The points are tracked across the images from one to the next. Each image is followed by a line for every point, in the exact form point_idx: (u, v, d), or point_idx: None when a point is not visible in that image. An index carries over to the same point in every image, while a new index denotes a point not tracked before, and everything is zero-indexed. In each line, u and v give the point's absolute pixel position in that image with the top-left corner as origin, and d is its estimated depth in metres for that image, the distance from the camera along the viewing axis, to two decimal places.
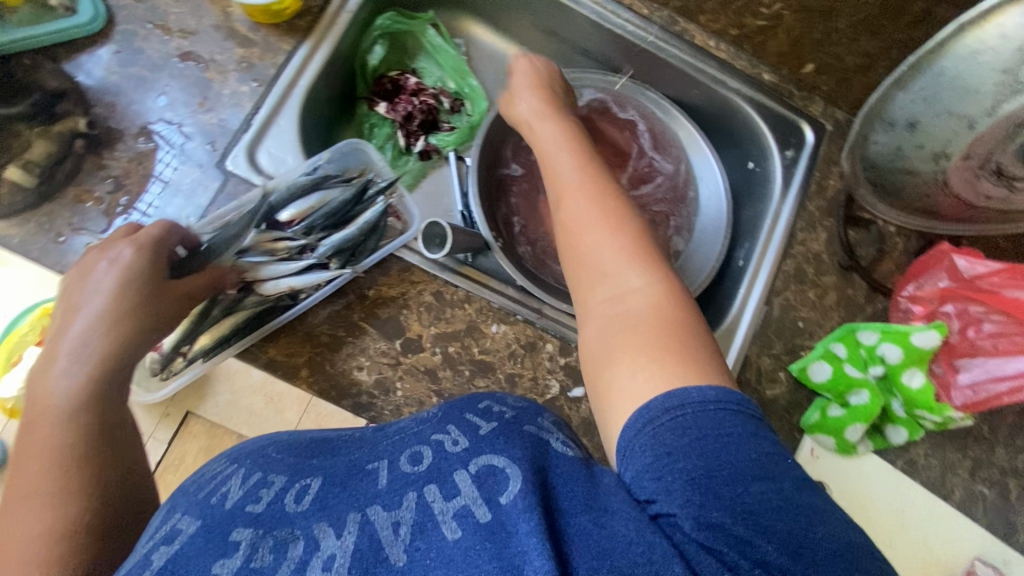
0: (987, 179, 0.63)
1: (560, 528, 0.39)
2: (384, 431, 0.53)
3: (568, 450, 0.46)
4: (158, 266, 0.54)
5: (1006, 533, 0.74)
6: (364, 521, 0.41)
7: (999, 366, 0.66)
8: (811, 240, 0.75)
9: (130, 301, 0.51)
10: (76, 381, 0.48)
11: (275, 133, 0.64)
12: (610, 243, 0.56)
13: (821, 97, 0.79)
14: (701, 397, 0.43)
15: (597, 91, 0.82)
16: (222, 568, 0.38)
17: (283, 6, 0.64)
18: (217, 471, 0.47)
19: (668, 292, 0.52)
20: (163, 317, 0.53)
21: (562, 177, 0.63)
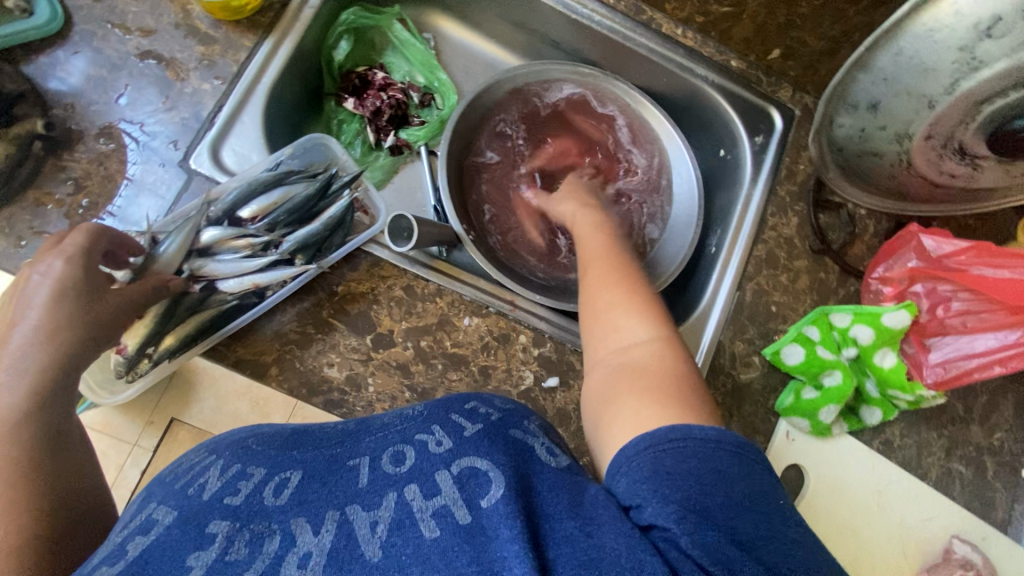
0: (951, 158, 0.64)
1: (543, 534, 0.40)
2: (365, 425, 0.53)
3: (552, 458, 0.47)
4: (92, 275, 0.53)
5: (982, 509, 0.75)
6: (342, 520, 0.42)
7: (968, 343, 0.67)
8: (782, 225, 0.76)
9: (66, 311, 0.50)
10: (19, 394, 0.46)
11: (240, 130, 0.64)
12: (625, 303, 0.56)
13: (789, 82, 0.79)
14: (704, 436, 0.43)
15: (575, 85, 0.82)
16: (197, 561, 0.39)
17: (243, 2, 0.63)
18: (195, 462, 0.48)
19: (671, 350, 0.52)
20: (100, 323, 0.52)
21: (586, 252, 0.66)
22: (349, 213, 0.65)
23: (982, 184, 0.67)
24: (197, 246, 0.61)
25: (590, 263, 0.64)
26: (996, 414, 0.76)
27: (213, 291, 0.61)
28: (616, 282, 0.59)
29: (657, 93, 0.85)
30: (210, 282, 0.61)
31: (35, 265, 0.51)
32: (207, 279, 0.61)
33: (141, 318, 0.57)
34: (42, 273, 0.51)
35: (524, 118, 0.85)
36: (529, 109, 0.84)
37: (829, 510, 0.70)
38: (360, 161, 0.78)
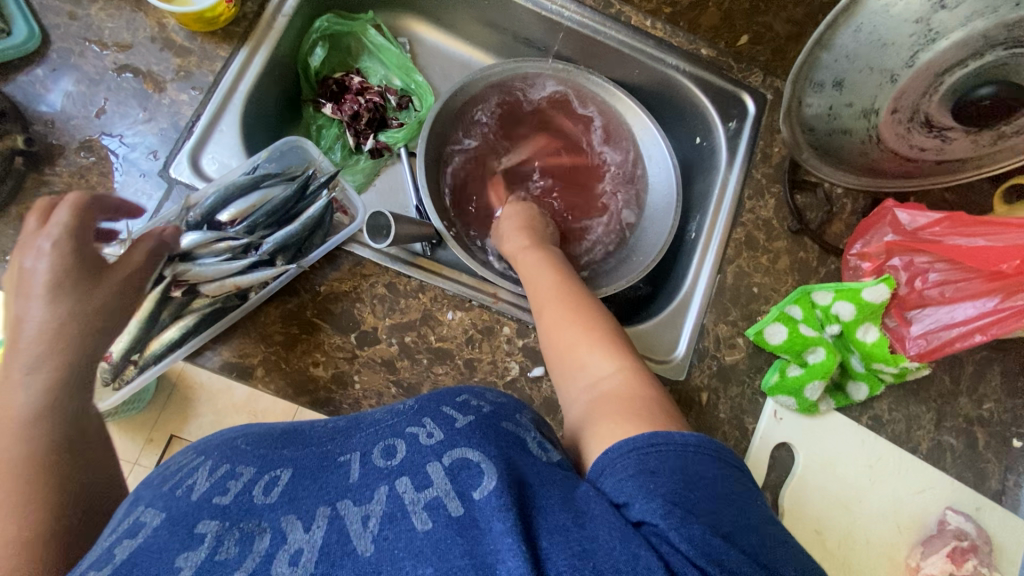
0: (919, 131, 0.64)
1: (535, 527, 0.39)
2: (358, 422, 0.53)
3: (543, 453, 0.47)
4: (85, 259, 0.51)
5: (975, 480, 0.75)
6: (333, 516, 0.41)
7: (949, 313, 0.67)
8: (760, 208, 0.77)
9: (70, 302, 0.49)
10: (35, 392, 0.47)
11: (218, 138, 0.65)
12: (587, 338, 0.58)
13: (760, 68, 0.80)
14: (684, 440, 0.44)
15: (556, 82, 0.83)
16: (186, 562, 0.38)
17: (216, 13, 0.65)
18: (184, 463, 0.47)
19: (637, 376, 0.53)
20: (106, 312, 0.51)
21: (537, 290, 0.65)
22: (327, 214, 0.66)
23: (952, 156, 0.68)
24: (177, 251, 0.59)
25: (545, 300, 0.63)
26: (983, 384, 0.77)
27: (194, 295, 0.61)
28: (574, 318, 0.60)
29: (631, 85, 0.86)
30: (192, 286, 0.60)
31: (25, 253, 0.50)
32: (189, 283, 0.60)
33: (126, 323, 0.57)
34: (34, 260, 0.50)
35: (502, 109, 0.85)
36: (511, 100, 0.84)
37: (821, 488, 0.70)
38: (341, 165, 0.80)
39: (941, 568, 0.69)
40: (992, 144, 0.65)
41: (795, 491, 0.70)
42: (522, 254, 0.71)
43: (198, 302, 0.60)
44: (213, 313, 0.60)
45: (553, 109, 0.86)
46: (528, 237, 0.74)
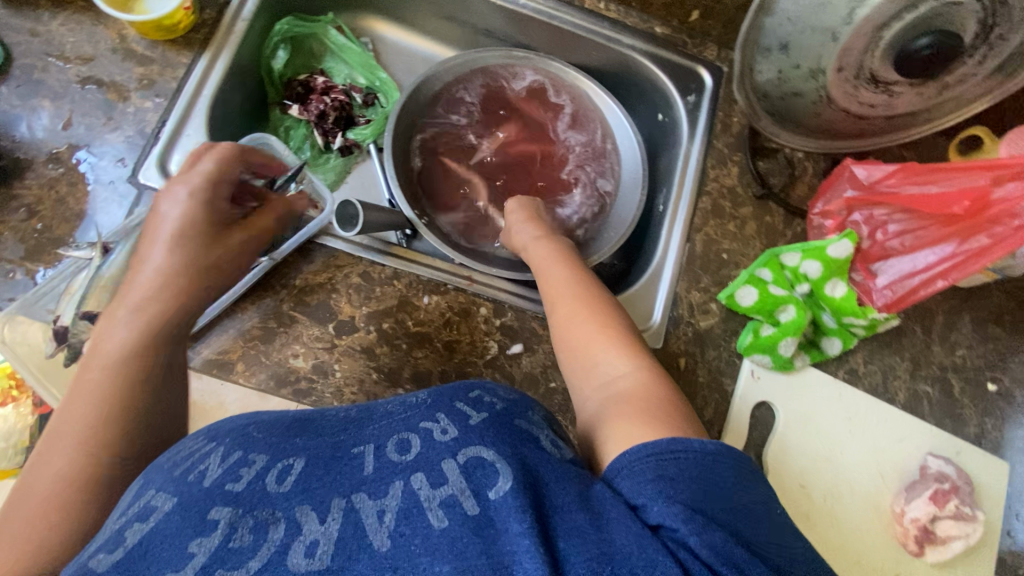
0: (867, 88, 0.67)
1: (551, 526, 0.40)
2: (369, 412, 0.52)
3: (554, 450, 0.47)
4: (210, 216, 0.56)
5: (954, 426, 0.76)
6: (348, 509, 0.41)
7: (911, 262, 0.69)
8: (724, 176, 0.79)
9: (185, 255, 0.54)
10: (133, 331, 0.52)
11: (184, 143, 0.66)
12: (602, 337, 0.58)
13: (714, 42, 0.83)
14: (702, 448, 0.43)
15: (535, 72, 0.85)
16: (199, 548, 0.38)
17: (175, 20, 0.66)
18: (195, 449, 0.47)
19: (652, 376, 0.54)
20: (215, 270, 0.56)
21: (551, 286, 0.64)
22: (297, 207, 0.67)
23: (902, 110, 0.71)
24: None
25: (561, 295, 0.63)
26: (955, 332, 0.78)
27: None
28: (589, 314, 0.60)
29: (591, 68, 0.88)
30: None
31: (164, 196, 0.55)
32: None
33: None
34: (168, 206, 0.55)
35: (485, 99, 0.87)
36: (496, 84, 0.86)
37: (802, 442, 0.72)
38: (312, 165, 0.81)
39: (925, 511, 0.70)
40: (937, 95, 0.69)
41: (778, 447, 0.71)
42: (536, 250, 0.70)
43: None
44: None
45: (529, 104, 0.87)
46: (538, 229, 0.73)
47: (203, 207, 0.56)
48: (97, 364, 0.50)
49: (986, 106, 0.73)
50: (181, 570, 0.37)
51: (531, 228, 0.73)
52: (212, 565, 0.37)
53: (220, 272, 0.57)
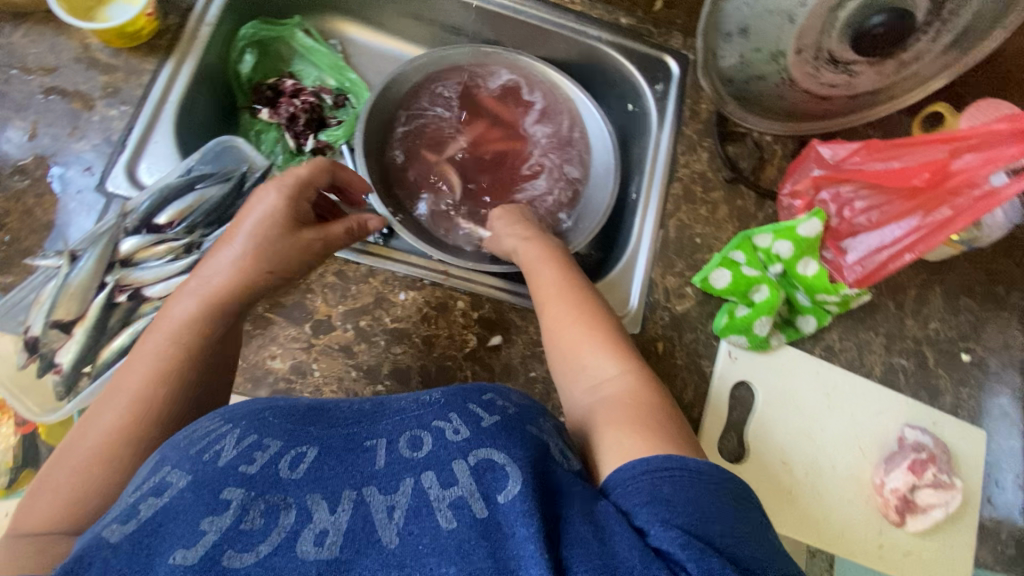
0: (827, 68, 0.68)
1: (559, 536, 0.39)
2: (383, 407, 0.51)
3: (562, 460, 0.46)
4: (294, 215, 0.60)
5: (930, 397, 0.78)
6: (358, 500, 0.40)
7: (879, 237, 0.70)
8: (694, 162, 0.79)
9: (262, 244, 0.58)
10: (195, 307, 0.55)
11: (153, 149, 0.66)
12: (591, 340, 0.58)
13: (679, 31, 0.84)
14: (696, 467, 0.43)
15: (511, 71, 0.86)
16: (211, 526, 0.37)
17: (138, 27, 0.66)
18: (211, 429, 0.45)
19: (641, 380, 0.55)
20: (281, 263, 0.58)
21: (542, 288, 0.64)
22: None
23: (863, 90, 0.72)
24: (118, 257, 0.62)
25: (552, 298, 0.63)
26: (927, 305, 0.79)
27: (139, 301, 0.61)
28: (580, 318, 0.60)
29: (560, 62, 0.89)
30: (136, 291, 0.61)
31: (259, 192, 0.60)
32: (133, 287, 0.61)
33: (72, 333, 0.59)
34: (259, 200, 0.60)
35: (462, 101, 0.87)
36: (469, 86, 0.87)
37: (782, 419, 0.73)
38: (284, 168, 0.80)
39: (904, 481, 0.72)
40: (895, 74, 0.70)
41: (758, 425, 0.73)
42: (529, 250, 0.69)
43: (145, 307, 0.61)
44: None
45: (501, 105, 0.88)
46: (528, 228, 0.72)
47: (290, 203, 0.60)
48: (164, 329, 0.54)
49: (944, 83, 0.75)
50: (192, 548, 0.35)
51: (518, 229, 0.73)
52: (222, 547, 0.36)
53: (286, 262, 0.59)
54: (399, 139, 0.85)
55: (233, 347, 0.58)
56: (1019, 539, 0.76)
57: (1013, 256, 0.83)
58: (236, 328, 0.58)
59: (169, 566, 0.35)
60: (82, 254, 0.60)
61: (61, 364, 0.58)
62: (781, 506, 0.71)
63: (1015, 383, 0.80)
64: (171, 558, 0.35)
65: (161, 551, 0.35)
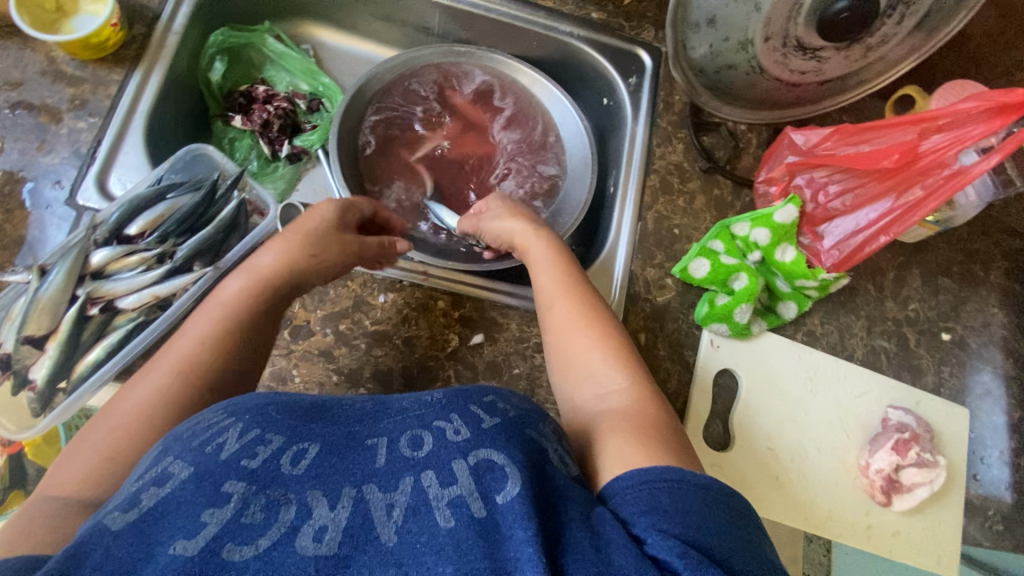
0: (795, 55, 0.69)
1: (558, 539, 0.37)
2: (385, 406, 0.50)
3: (560, 466, 0.44)
4: (341, 220, 0.66)
5: (912, 377, 0.78)
6: (358, 498, 0.39)
7: (854, 220, 0.71)
8: (670, 153, 0.80)
9: (308, 236, 0.63)
10: (237, 291, 0.58)
11: (123, 160, 0.66)
12: (600, 349, 0.58)
13: (650, 24, 0.84)
14: (695, 480, 0.42)
15: (485, 73, 0.86)
16: (212, 518, 0.36)
17: (103, 38, 0.65)
18: (213, 422, 0.45)
19: (647, 394, 0.54)
20: (325, 253, 0.63)
21: (546, 290, 0.64)
22: (241, 215, 0.68)
23: (832, 75, 0.73)
24: (89, 269, 0.61)
25: (557, 301, 0.62)
26: (906, 286, 0.80)
27: (113, 313, 0.60)
28: (585, 324, 0.59)
29: (534, 58, 0.89)
30: (109, 303, 0.60)
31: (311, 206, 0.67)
32: (105, 300, 0.60)
33: (44, 349, 0.57)
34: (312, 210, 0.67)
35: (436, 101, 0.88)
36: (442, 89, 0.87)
37: (766, 406, 0.74)
38: (260, 174, 0.80)
39: (888, 461, 0.72)
40: (863, 58, 0.71)
41: (742, 413, 0.73)
42: (537, 252, 0.67)
43: (119, 320, 0.60)
44: (137, 327, 0.60)
45: (474, 111, 0.89)
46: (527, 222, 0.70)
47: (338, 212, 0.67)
48: (210, 309, 0.57)
49: (911, 66, 0.76)
50: (193, 539, 0.35)
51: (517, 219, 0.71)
52: (222, 540, 0.35)
53: (326, 252, 0.63)
54: (371, 126, 0.84)
55: (265, 345, 0.59)
56: (1006, 515, 0.77)
57: (989, 235, 0.84)
58: (272, 324, 0.60)
59: (169, 556, 0.34)
60: (52, 267, 0.59)
61: (36, 381, 0.57)
62: (768, 492, 0.71)
63: (996, 360, 0.81)
64: (171, 548, 0.34)
65: (162, 540, 0.35)
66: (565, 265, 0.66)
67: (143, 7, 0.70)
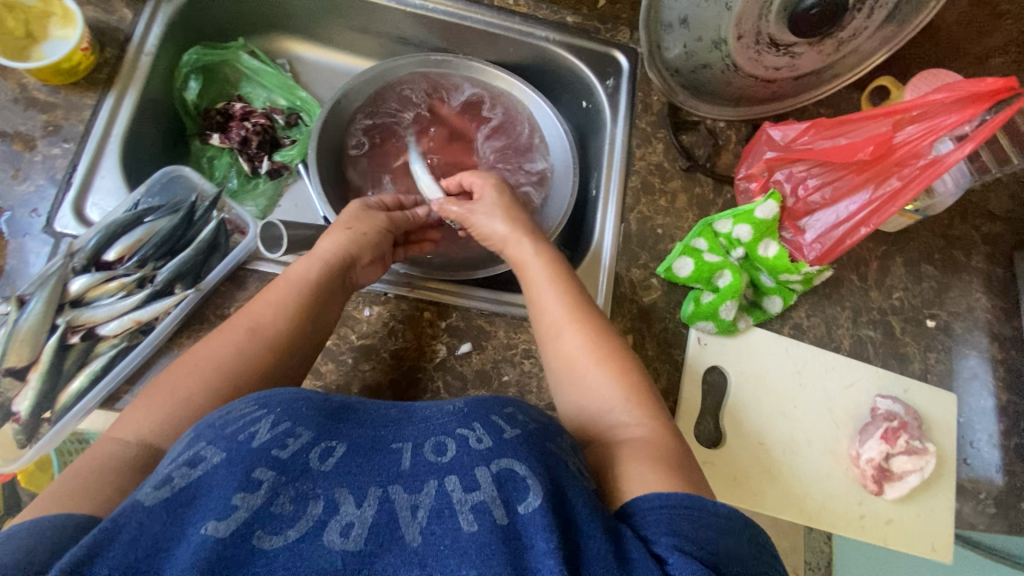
0: (768, 52, 0.70)
1: (576, 552, 0.37)
2: (409, 413, 0.50)
3: (580, 478, 0.44)
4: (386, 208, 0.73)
5: (900, 366, 0.79)
6: (384, 498, 0.38)
7: (834, 213, 0.71)
8: (650, 153, 0.80)
9: (358, 218, 0.67)
10: (305, 269, 0.61)
11: (99, 184, 0.65)
12: (614, 383, 0.56)
13: (625, 25, 0.85)
14: (716, 510, 0.42)
15: (473, 85, 0.86)
16: (243, 502, 0.36)
17: (74, 63, 0.65)
18: (245, 412, 0.44)
19: (664, 430, 0.53)
20: (374, 228, 0.67)
21: (550, 319, 0.61)
22: (221, 235, 0.66)
23: (807, 70, 0.74)
24: (67, 297, 0.61)
25: (565, 329, 0.60)
26: (890, 275, 0.80)
27: (95, 340, 0.60)
28: (595, 352, 0.58)
29: (511, 64, 0.89)
30: (90, 330, 0.60)
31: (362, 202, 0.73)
32: (86, 327, 0.60)
33: (27, 380, 0.57)
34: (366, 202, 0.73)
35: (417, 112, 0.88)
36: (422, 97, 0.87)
37: (755, 401, 0.74)
38: (240, 192, 0.80)
39: (878, 450, 0.73)
40: (836, 52, 0.72)
41: (732, 407, 0.74)
42: (536, 273, 0.64)
43: (102, 346, 0.60)
44: (120, 353, 0.59)
45: (464, 122, 0.89)
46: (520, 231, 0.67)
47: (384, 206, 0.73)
48: (275, 292, 0.59)
49: (885, 57, 0.77)
50: (224, 521, 0.34)
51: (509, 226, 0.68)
52: (253, 526, 0.35)
53: (374, 231, 0.67)
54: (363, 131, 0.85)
55: (320, 335, 0.60)
56: (998, 497, 0.77)
57: (969, 220, 0.84)
58: (327, 309, 0.61)
59: (201, 536, 0.34)
60: (30, 298, 0.59)
61: (19, 412, 0.57)
62: (761, 485, 0.72)
63: (982, 345, 0.81)
64: (204, 528, 0.34)
65: (194, 521, 0.35)
66: (566, 284, 0.63)
67: (114, 29, 0.70)
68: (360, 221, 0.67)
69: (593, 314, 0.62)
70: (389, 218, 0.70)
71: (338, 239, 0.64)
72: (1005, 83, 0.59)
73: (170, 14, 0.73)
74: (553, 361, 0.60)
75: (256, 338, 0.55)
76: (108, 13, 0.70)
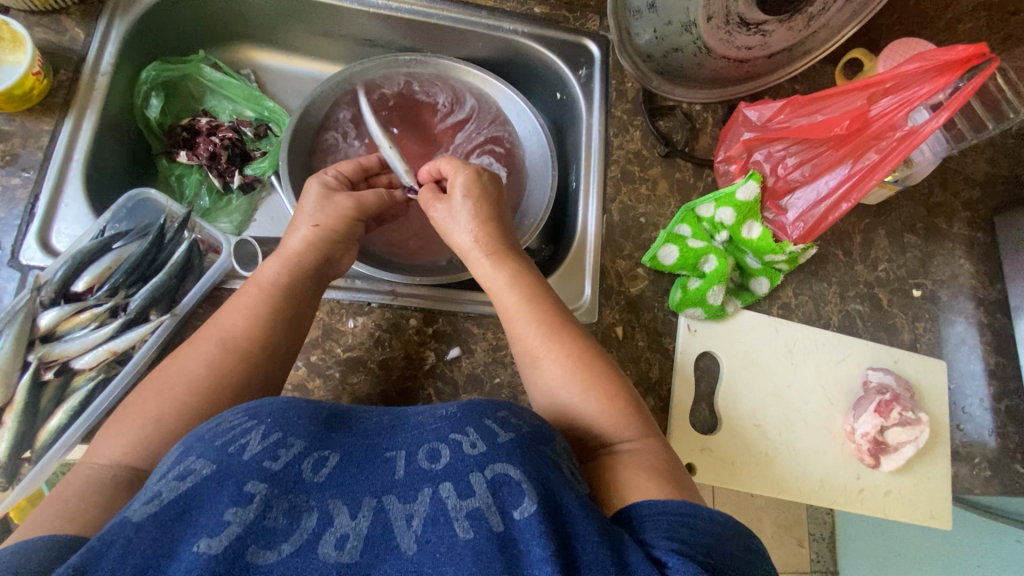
0: (739, 32, 0.70)
1: (574, 558, 0.35)
2: (403, 420, 0.47)
3: (575, 483, 0.42)
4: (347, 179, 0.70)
5: (889, 336, 0.79)
6: (378, 508, 0.37)
7: (815, 190, 0.70)
8: (627, 141, 0.79)
9: (335, 208, 0.64)
10: (277, 269, 0.59)
11: (64, 212, 0.63)
12: (605, 410, 0.54)
13: (594, 13, 0.83)
14: (713, 517, 0.42)
15: (450, 85, 0.84)
16: (236, 516, 0.34)
17: (27, 89, 0.62)
18: (234, 423, 0.42)
19: (659, 449, 0.52)
20: (339, 219, 0.64)
21: (526, 346, 0.59)
22: (194, 255, 0.66)
23: (778, 47, 0.74)
24: (38, 333, 0.59)
25: (546, 358, 0.58)
26: (874, 248, 0.80)
27: (71, 373, 0.59)
28: (583, 374, 0.56)
29: (481, 59, 0.87)
30: (65, 364, 0.59)
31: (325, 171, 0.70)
32: (60, 362, 0.59)
33: (4, 420, 0.55)
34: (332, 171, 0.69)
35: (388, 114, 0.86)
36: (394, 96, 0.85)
37: (749, 384, 0.75)
38: (214, 209, 0.80)
39: (873, 424, 0.73)
40: (806, 27, 0.72)
41: (726, 393, 0.74)
42: (504, 299, 0.62)
43: (78, 380, 0.59)
44: (99, 385, 0.59)
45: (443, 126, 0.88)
46: (490, 239, 0.64)
47: (347, 180, 0.70)
48: (251, 303, 0.56)
49: (854, 30, 0.77)
50: (216, 537, 0.33)
51: (485, 231, 0.64)
52: (246, 541, 0.33)
53: (340, 224, 0.64)
54: (336, 138, 0.83)
55: (292, 349, 0.58)
56: (993, 460, 0.78)
57: (949, 187, 0.84)
58: (306, 314, 0.60)
59: (193, 554, 0.32)
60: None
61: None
62: (758, 469, 0.72)
63: (968, 310, 0.81)
64: (195, 546, 0.32)
65: (185, 538, 0.33)
66: (545, 308, 0.60)
67: (66, 50, 0.67)
68: (328, 214, 0.64)
69: (579, 334, 0.60)
70: (362, 202, 0.67)
71: (306, 237, 0.62)
72: (976, 49, 0.58)
73: (124, 30, 0.71)
74: (530, 384, 0.59)
75: (231, 348, 0.53)
76: (59, 33, 0.68)
